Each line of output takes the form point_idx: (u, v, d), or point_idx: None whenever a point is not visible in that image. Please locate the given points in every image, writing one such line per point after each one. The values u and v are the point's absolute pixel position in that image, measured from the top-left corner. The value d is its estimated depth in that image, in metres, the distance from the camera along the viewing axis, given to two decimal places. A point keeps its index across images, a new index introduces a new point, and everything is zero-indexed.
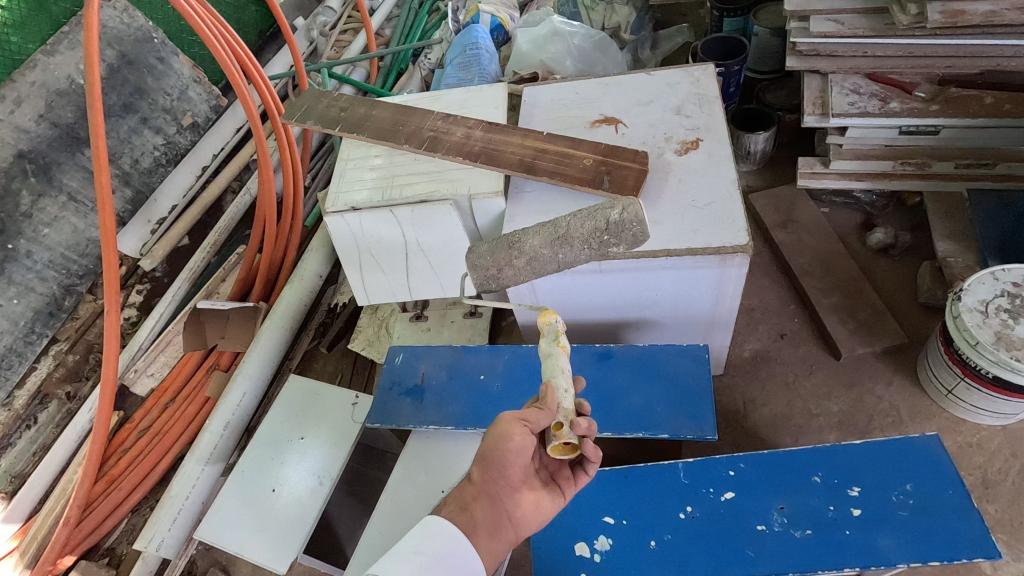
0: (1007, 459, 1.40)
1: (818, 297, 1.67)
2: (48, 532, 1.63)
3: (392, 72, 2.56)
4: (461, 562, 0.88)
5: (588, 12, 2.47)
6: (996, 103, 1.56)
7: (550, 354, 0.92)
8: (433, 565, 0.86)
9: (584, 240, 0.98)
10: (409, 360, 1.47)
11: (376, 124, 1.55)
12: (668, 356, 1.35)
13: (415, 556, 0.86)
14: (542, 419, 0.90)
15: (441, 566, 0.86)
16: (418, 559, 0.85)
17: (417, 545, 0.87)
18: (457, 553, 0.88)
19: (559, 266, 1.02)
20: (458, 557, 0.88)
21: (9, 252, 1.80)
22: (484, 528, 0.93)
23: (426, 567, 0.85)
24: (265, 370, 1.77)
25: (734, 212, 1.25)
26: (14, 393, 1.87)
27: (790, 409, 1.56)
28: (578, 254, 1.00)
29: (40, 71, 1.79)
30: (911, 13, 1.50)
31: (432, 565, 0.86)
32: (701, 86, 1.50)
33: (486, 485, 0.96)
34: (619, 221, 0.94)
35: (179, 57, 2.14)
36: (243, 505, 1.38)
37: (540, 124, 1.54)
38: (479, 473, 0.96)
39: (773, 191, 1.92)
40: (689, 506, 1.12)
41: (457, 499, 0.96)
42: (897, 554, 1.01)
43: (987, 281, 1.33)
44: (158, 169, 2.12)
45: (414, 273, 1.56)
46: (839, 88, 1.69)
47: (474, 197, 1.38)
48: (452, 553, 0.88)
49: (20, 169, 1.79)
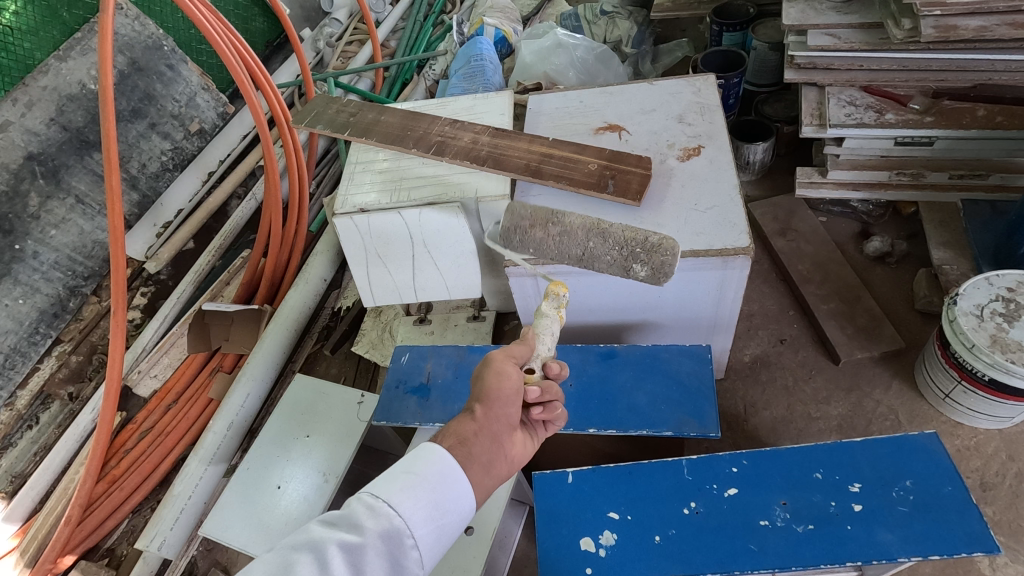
0: (1004, 462, 1.42)
1: (816, 302, 1.70)
2: (48, 531, 1.62)
3: (398, 82, 2.61)
4: (455, 486, 0.82)
5: (590, 27, 2.54)
6: (989, 115, 1.60)
7: (545, 316, 1.00)
8: (426, 484, 0.80)
9: (618, 242, 1.05)
10: (415, 360, 1.49)
11: (384, 129, 1.59)
12: (670, 356, 1.37)
13: (405, 477, 0.81)
14: (521, 350, 0.99)
15: (435, 487, 0.81)
16: (410, 479, 0.80)
17: (409, 466, 0.82)
18: (450, 476, 0.82)
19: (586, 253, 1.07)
20: (451, 480, 0.82)
21: (16, 253, 1.81)
22: (481, 462, 0.88)
23: (418, 486, 0.80)
24: (269, 371, 1.78)
25: (735, 216, 1.27)
26: (17, 393, 1.88)
27: (790, 413, 1.58)
28: (605, 249, 1.06)
29: (52, 76, 1.82)
30: (906, 28, 1.56)
31: (423, 485, 0.80)
32: (702, 95, 1.54)
33: (489, 421, 0.91)
34: (654, 243, 1.04)
35: (189, 65, 2.16)
36: (248, 501, 1.38)
37: (545, 130, 1.58)
38: (483, 410, 0.92)
39: (772, 201, 1.96)
40: (693, 502, 1.14)
41: (456, 434, 0.89)
42: (897, 549, 1.02)
43: (982, 286, 1.36)
44: (164, 174, 2.15)
45: (420, 274, 1.58)
46: (836, 100, 1.74)
47: (481, 200, 1.41)
48: (448, 475, 0.82)
49: (30, 171, 1.81)
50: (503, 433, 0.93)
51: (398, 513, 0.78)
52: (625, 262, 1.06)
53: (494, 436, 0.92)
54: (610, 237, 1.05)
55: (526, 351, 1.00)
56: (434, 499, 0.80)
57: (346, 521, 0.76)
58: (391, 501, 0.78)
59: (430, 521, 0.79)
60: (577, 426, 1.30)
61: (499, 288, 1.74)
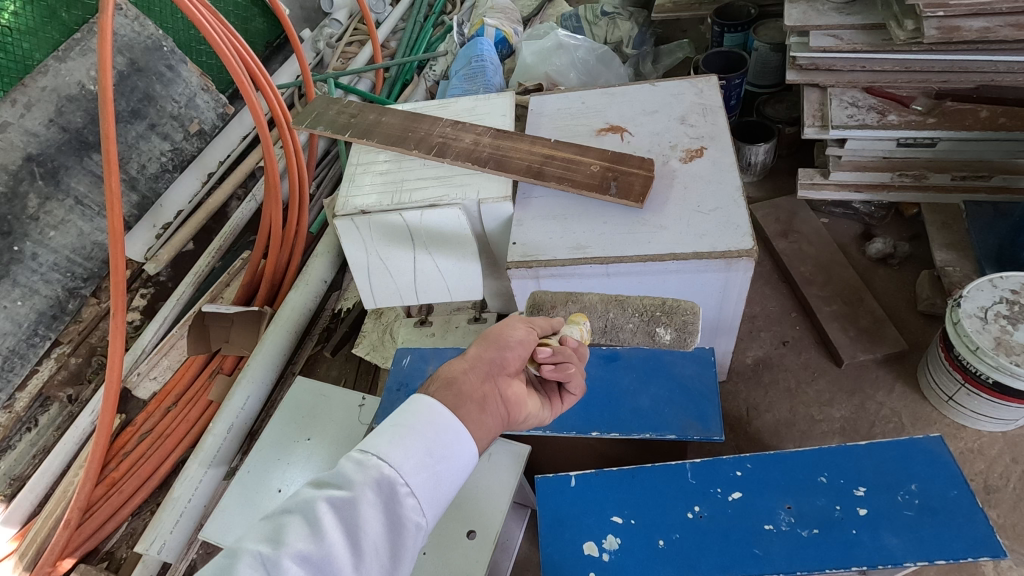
0: (1008, 465, 1.42)
1: (819, 304, 1.70)
2: (47, 534, 1.61)
3: (398, 83, 2.60)
4: (445, 433, 0.81)
5: (591, 27, 2.53)
6: (991, 116, 1.60)
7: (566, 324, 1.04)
8: (415, 434, 0.79)
9: (638, 308, 1.08)
10: (416, 362, 1.48)
11: (386, 130, 1.58)
12: (673, 358, 1.37)
13: (392, 429, 0.79)
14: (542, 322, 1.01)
15: (425, 437, 0.79)
16: (397, 430, 0.78)
17: (396, 419, 0.80)
18: (440, 423, 0.81)
19: (604, 325, 1.09)
20: (441, 425, 0.81)
21: (15, 254, 1.80)
22: (474, 400, 0.87)
23: (407, 436, 0.78)
24: (269, 373, 1.78)
25: (738, 218, 1.27)
26: (15, 395, 1.87)
27: (793, 415, 1.58)
28: (625, 318, 1.08)
29: (51, 77, 1.81)
30: (908, 29, 1.56)
31: (413, 435, 0.78)
32: (705, 96, 1.54)
33: (481, 360, 0.92)
34: (674, 305, 1.08)
35: (188, 65, 2.16)
36: (248, 505, 1.37)
37: (547, 131, 1.57)
38: (476, 351, 0.93)
39: (774, 202, 1.96)
40: (697, 506, 1.13)
41: (444, 375, 0.90)
42: (903, 553, 1.02)
43: (986, 288, 1.36)
44: (164, 175, 2.14)
45: (421, 275, 1.57)
46: (838, 101, 1.73)
47: (483, 201, 1.40)
48: (436, 423, 0.81)
49: (29, 173, 1.80)
50: (499, 374, 0.93)
51: (387, 463, 0.76)
52: (647, 327, 1.08)
53: (488, 375, 0.92)
54: (629, 306, 1.09)
55: (548, 322, 1.00)
56: (424, 448, 0.78)
57: (336, 478, 0.75)
58: (379, 452, 0.76)
59: (424, 469, 0.77)
60: (579, 429, 1.29)
61: (500, 291, 1.73)
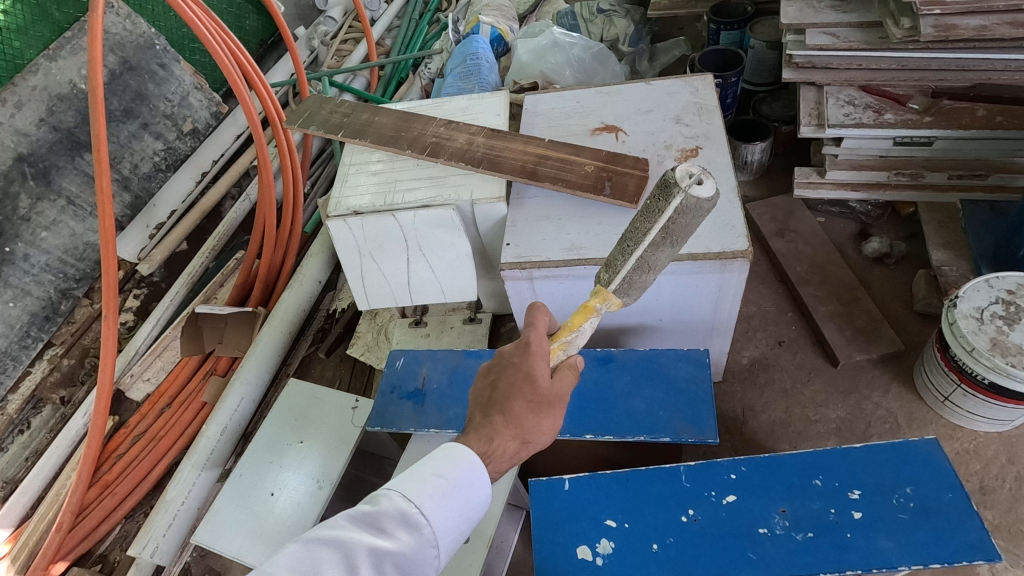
0: (1003, 466, 1.41)
1: (815, 304, 1.69)
2: (39, 538, 1.60)
3: (393, 81, 2.58)
4: (478, 497, 0.85)
5: (587, 25, 2.51)
6: (988, 115, 1.59)
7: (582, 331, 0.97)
8: (455, 492, 0.83)
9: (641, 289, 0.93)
10: (410, 364, 1.48)
11: (379, 130, 1.57)
12: (667, 360, 1.36)
13: (436, 481, 0.82)
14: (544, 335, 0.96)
15: (461, 495, 0.83)
16: (440, 484, 0.82)
17: (437, 468, 0.84)
18: (476, 482, 0.85)
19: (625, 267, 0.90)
20: (475, 484, 0.85)
21: (6, 255, 1.78)
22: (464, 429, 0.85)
23: (447, 493, 0.82)
24: (262, 375, 1.76)
25: (734, 219, 1.26)
26: (8, 397, 1.86)
27: (789, 416, 1.57)
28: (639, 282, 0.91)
29: (42, 76, 1.79)
30: (905, 27, 1.54)
31: (452, 492, 0.83)
32: (699, 95, 1.53)
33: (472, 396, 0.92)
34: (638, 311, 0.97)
35: (181, 64, 2.14)
36: (240, 508, 1.36)
37: (542, 131, 1.56)
38: None
39: (770, 201, 1.95)
40: (691, 509, 1.13)
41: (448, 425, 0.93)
42: (898, 557, 1.01)
43: (982, 288, 1.35)
44: (157, 174, 2.13)
45: (415, 275, 1.55)
46: (835, 99, 1.72)
47: (476, 202, 1.39)
48: (473, 484, 0.85)
49: (20, 173, 1.78)
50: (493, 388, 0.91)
51: (426, 519, 0.80)
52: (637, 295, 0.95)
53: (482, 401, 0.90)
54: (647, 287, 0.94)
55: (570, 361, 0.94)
56: (459, 508, 0.83)
57: (375, 522, 0.77)
58: (420, 505, 0.80)
59: (452, 530, 0.82)
60: (573, 432, 1.28)
61: (495, 290, 1.73)
